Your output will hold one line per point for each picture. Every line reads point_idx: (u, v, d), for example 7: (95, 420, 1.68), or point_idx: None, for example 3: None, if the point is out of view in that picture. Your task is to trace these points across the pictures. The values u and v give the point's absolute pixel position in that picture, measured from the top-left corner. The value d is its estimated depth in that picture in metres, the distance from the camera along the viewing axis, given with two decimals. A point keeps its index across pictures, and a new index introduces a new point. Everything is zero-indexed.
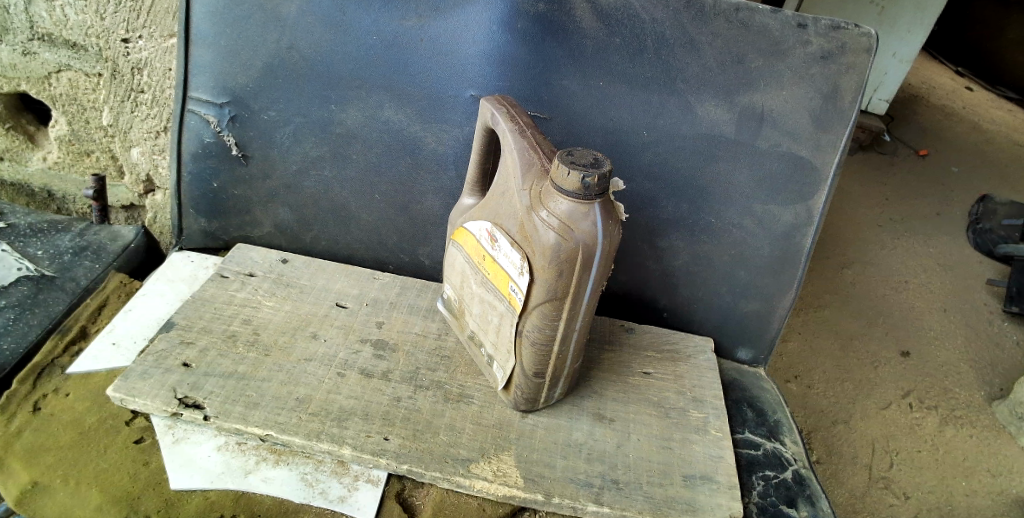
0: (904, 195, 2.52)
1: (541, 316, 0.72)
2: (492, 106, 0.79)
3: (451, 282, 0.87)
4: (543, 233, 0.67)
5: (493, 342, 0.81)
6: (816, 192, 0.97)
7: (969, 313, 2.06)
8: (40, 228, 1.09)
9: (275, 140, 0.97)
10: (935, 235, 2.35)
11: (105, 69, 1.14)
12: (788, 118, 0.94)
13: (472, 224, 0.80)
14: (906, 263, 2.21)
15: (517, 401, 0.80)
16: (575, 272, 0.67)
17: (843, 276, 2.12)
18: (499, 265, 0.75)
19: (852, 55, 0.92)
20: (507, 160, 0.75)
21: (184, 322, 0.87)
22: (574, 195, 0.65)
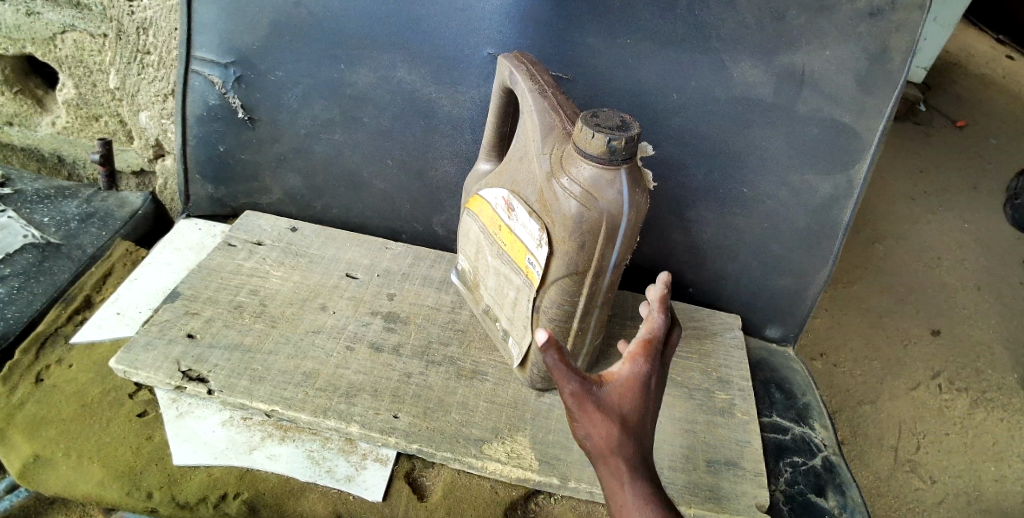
0: (940, 167, 2.41)
1: (560, 292, 0.67)
2: (510, 63, 0.73)
3: (465, 253, 0.83)
4: (563, 202, 0.62)
5: (508, 317, 0.76)
6: (858, 161, 0.90)
7: (1006, 292, 1.97)
8: (48, 193, 1.07)
9: (283, 102, 0.93)
10: (972, 209, 2.25)
11: (110, 29, 1.11)
12: (830, 79, 0.87)
13: (487, 191, 0.75)
14: (941, 239, 2.12)
15: (533, 380, 0.76)
16: (598, 244, 0.63)
17: (875, 251, 2.04)
18: (515, 236, 0.71)
19: (904, 12, 0.84)
20: (526, 122, 0.69)
21: (189, 292, 0.84)
22: (599, 160, 0.60)
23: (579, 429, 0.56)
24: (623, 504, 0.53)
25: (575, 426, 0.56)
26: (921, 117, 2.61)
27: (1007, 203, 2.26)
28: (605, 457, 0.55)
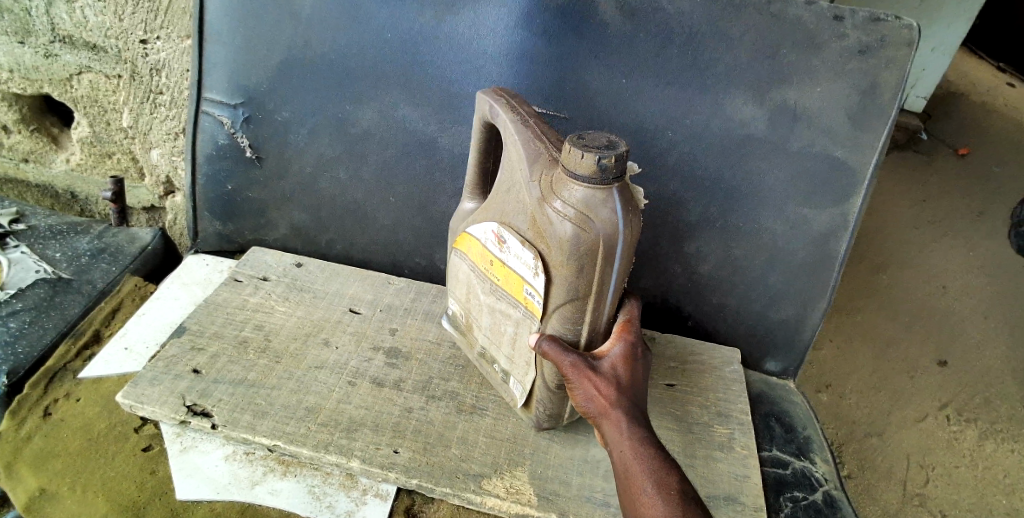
0: (945, 196, 2.41)
1: (562, 319, 0.68)
2: (488, 97, 0.75)
3: (456, 296, 0.83)
4: (558, 226, 0.64)
5: (507, 356, 0.77)
6: (853, 194, 0.92)
7: (1014, 317, 1.95)
8: (60, 230, 1.12)
9: (290, 141, 0.95)
10: (978, 237, 2.24)
11: (124, 71, 1.15)
12: (822, 115, 0.90)
13: (476, 228, 0.76)
14: (947, 267, 2.11)
15: (539, 419, 0.76)
16: (597, 265, 0.64)
17: (880, 280, 2.04)
18: (510, 268, 0.72)
19: (893, 49, 0.87)
20: (510, 153, 0.71)
21: (195, 328, 0.86)
22: (590, 180, 0.61)
23: (576, 393, 0.67)
24: (621, 446, 0.63)
25: (573, 390, 0.67)
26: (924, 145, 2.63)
27: (1011, 229, 2.23)
28: (600, 412, 0.66)
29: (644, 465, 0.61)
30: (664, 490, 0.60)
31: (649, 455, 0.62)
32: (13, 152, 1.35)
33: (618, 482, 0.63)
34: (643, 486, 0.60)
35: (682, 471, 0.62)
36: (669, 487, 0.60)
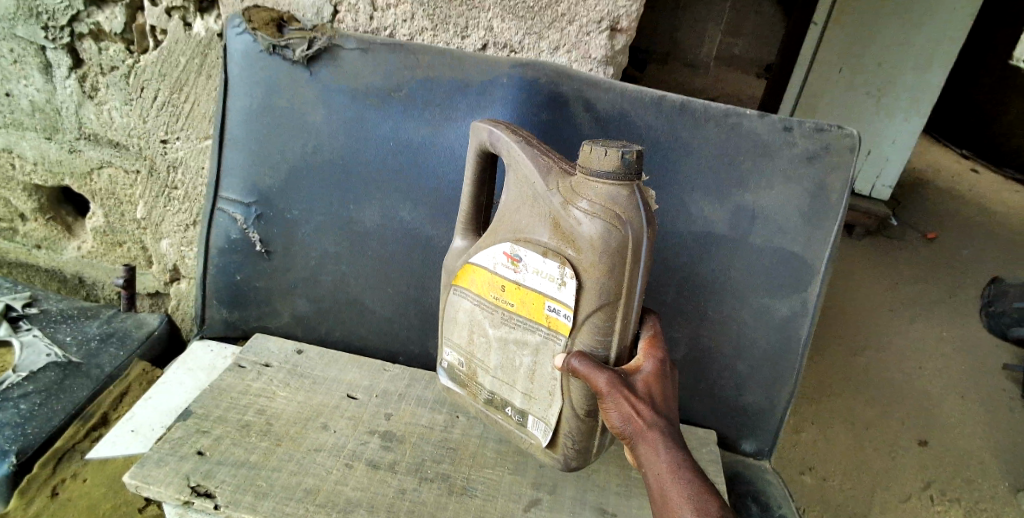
0: (917, 281, 2.51)
1: (593, 329, 0.75)
2: (485, 127, 0.83)
3: (454, 345, 0.89)
4: (588, 226, 0.71)
5: (525, 390, 0.82)
6: (810, 283, 1.02)
7: (987, 397, 2.04)
8: (71, 314, 1.18)
9: (296, 237, 1.04)
10: (949, 319, 2.34)
11: (143, 167, 1.24)
12: (780, 216, 1.00)
13: (484, 257, 0.83)
14: (921, 350, 2.19)
15: (567, 458, 0.82)
16: (626, 264, 0.72)
17: (856, 362, 2.11)
18: (530, 286, 0.79)
19: (837, 155, 0.99)
20: (518, 172, 0.79)
21: (201, 411, 0.91)
22: (616, 176, 0.71)
23: (612, 413, 0.72)
24: (660, 469, 0.68)
25: (610, 410, 0.72)
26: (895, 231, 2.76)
27: (981, 308, 2.37)
28: (637, 433, 0.71)
29: (683, 488, 0.66)
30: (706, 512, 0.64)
31: (687, 476, 0.67)
32: (28, 238, 1.43)
33: (656, 502, 0.67)
34: (685, 506, 0.65)
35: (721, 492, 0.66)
36: (711, 511, 0.64)
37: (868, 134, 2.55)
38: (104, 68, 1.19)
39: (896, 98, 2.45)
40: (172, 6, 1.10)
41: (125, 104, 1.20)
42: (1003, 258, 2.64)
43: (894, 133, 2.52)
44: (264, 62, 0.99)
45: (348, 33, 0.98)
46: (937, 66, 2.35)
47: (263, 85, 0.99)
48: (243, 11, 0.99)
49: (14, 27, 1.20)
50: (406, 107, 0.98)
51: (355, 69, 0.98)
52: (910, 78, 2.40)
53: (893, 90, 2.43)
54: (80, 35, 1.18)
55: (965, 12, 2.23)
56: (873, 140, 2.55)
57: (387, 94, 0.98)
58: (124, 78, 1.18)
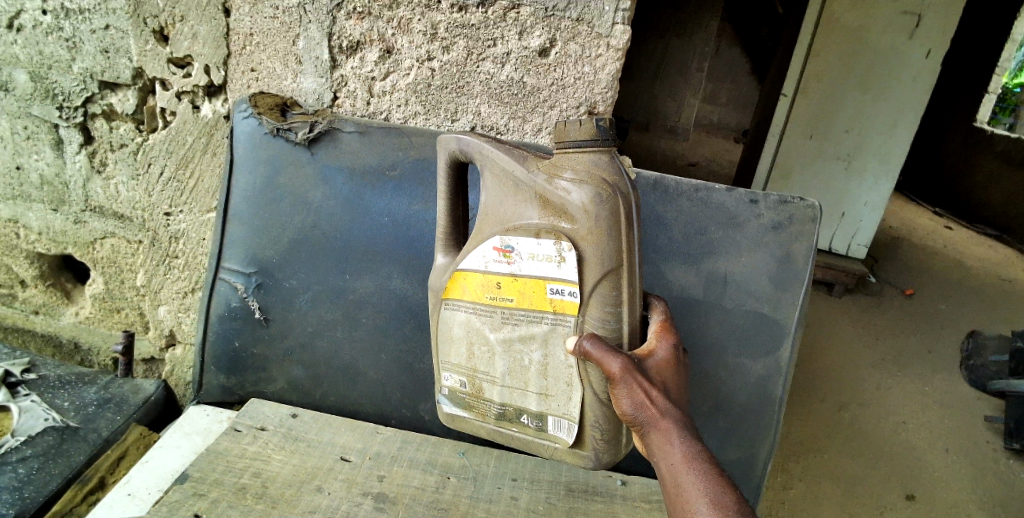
0: (896, 334, 2.56)
1: (601, 302, 0.79)
2: (452, 136, 0.89)
3: (453, 366, 0.90)
4: (578, 195, 0.78)
5: (540, 385, 0.85)
6: (781, 344, 1.07)
7: (971, 448, 2.00)
8: (69, 379, 1.22)
9: (294, 305, 1.10)
10: (929, 371, 2.34)
11: (146, 237, 1.31)
12: (749, 281, 1.07)
13: (473, 260, 0.85)
14: (907, 401, 2.16)
15: (597, 448, 0.84)
16: (621, 225, 0.78)
17: (841, 418, 2.04)
18: (528, 273, 0.82)
19: (800, 224, 1.07)
20: (495, 168, 0.84)
21: (197, 475, 0.94)
22: (594, 142, 0.78)
23: (625, 400, 0.76)
24: (672, 458, 0.73)
25: (624, 397, 0.76)
26: (873, 287, 2.87)
27: (960, 362, 2.39)
28: (649, 421, 0.75)
29: (697, 477, 0.71)
30: (720, 502, 0.69)
31: (700, 467, 0.71)
32: (27, 304, 1.47)
33: (669, 489, 0.72)
34: (700, 498, 0.70)
35: (731, 481, 0.71)
36: (724, 500, 0.69)
37: (839, 195, 2.67)
38: (113, 145, 1.27)
39: (865, 161, 2.59)
40: (182, 91, 1.19)
41: (132, 178, 1.27)
42: (974, 316, 2.73)
43: (866, 194, 2.65)
44: (268, 144, 1.08)
45: (346, 117, 1.08)
46: (902, 131, 2.49)
47: (267, 164, 1.08)
48: (249, 97, 1.10)
49: (29, 108, 1.28)
50: (400, 185, 1.06)
51: (353, 151, 1.07)
52: (878, 142, 2.53)
53: (862, 154, 2.57)
54: (93, 115, 1.26)
55: (924, 82, 2.39)
56: (845, 201, 2.67)
57: (382, 173, 1.06)
58: (133, 154, 1.26)
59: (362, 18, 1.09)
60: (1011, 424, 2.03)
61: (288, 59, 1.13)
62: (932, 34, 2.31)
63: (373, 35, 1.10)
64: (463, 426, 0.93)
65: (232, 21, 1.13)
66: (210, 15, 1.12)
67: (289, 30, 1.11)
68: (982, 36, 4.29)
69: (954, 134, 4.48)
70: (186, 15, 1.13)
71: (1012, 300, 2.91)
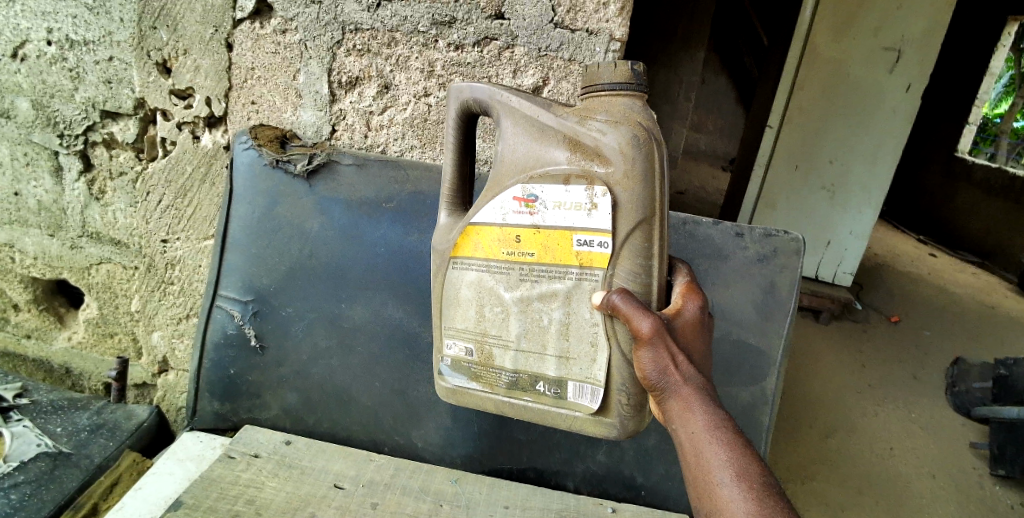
0: (880, 360, 2.60)
1: (633, 255, 0.80)
2: (467, 86, 0.88)
3: (459, 332, 0.90)
4: (613, 138, 0.78)
5: (561, 347, 0.85)
6: (768, 373, 1.09)
7: (958, 474, 2.02)
8: (62, 404, 1.22)
9: (290, 332, 1.11)
10: (913, 397, 2.38)
11: (142, 263, 1.32)
12: (736, 311, 1.09)
13: (490, 213, 0.85)
14: (892, 428, 2.18)
15: (621, 412, 0.84)
16: (656, 170, 0.78)
17: (829, 444, 2.05)
18: (552, 225, 0.82)
19: (785, 257, 1.10)
20: (519, 115, 0.84)
21: (191, 501, 0.93)
22: (630, 85, 0.80)
23: (649, 363, 0.76)
24: (693, 426, 0.73)
25: (648, 359, 0.76)
26: (857, 314, 2.93)
27: (948, 389, 2.44)
28: (672, 386, 0.76)
29: (718, 448, 0.71)
30: (743, 471, 0.69)
31: (723, 435, 0.72)
32: (19, 328, 1.48)
33: (687, 457, 0.72)
34: (720, 466, 0.70)
35: (754, 450, 0.71)
36: (746, 468, 0.69)
37: (824, 224, 2.73)
38: (113, 173, 1.29)
39: (850, 192, 2.65)
40: (183, 121, 1.21)
41: (130, 205, 1.29)
42: (956, 342, 2.78)
43: (850, 223, 2.71)
44: (268, 175, 1.11)
45: (344, 150, 1.12)
46: (886, 161, 2.56)
47: (266, 195, 1.11)
48: (249, 129, 1.13)
49: (30, 135, 1.30)
50: (396, 216, 1.09)
51: (350, 183, 1.10)
52: (862, 173, 2.60)
53: (846, 185, 2.64)
54: (93, 143, 1.28)
55: (905, 114, 2.46)
56: (830, 229, 2.73)
57: (379, 205, 1.09)
58: (132, 182, 1.28)
59: (361, 55, 1.13)
60: (996, 449, 2.05)
61: (288, 93, 1.16)
62: (912, 68, 2.38)
63: (372, 71, 1.13)
64: (467, 401, 0.93)
65: (234, 56, 1.16)
66: (213, 49, 1.16)
67: (290, 65, 1.15)
68: (960, 70, 4.42)
69: (935, 164, 4.60)
70: (189, 49, 1.17)
71: (994, 328, 2.96)
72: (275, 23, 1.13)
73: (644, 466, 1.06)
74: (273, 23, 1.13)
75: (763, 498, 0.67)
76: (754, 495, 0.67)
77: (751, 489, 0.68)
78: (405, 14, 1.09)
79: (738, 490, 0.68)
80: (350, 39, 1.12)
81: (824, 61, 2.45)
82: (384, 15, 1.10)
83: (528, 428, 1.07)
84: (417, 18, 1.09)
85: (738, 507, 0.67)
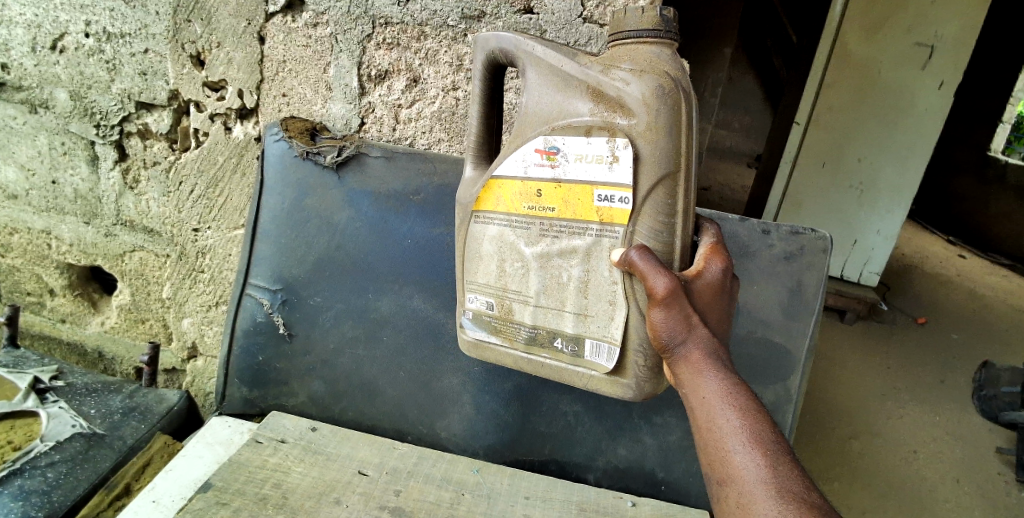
0: (906, 362, 2.56)
1: (654, 211, 0.79)
2: (492, 35, 0.88)
3: (481, 287, 0.92)
4: (636, 87, 0.77)
5: (580, 304, 0.85)
6: (792, 373, 1.08)
7: (985, 480, 1.97)
8: (95, 388, 1.26)
9: (318, 322, 1.13)
10: (939, 401, 2.34)
11: (173, 251, 1.35)
12: (761, 309, 1.09)
13: (512, 166, 0.86)
14: (917, 432, 2.15)
15: (637, 372, 0.84)
16: (682, 121, 0.77)
17: (851, 446, 2.03)
18: (573, 178, 0.82)
19: (812, 255, 1.09)
20: (545, 65, 0.83)
21: (220, 484, 0.95)
22: (656, 32, 0.78)
23: (663, 324, 0.75)
24: (705, 392, 0.72)
25: (662, 320, 0.75)
26: (883, 315, 2.89)
27: (975, 394, 2.39)
28: (685, 350, 0.75)
29: (729, 415, 0.70)
30: (758, 438, 0.69)
31: (738, 401, 0.71)
32: (54, 312, 1.52)
33: (699, 422, 0.72)
34: (733, 432, 0.69)
35: (769, 416, 0.71)
36: (761, 435, 0.69)
37: (851, 223, 2.70)
38: (147, 163, 1.32)
39: (878, 191, 2.62)
40: (215, 113, 1.24)
41: (162, 195, 1.33)
42: (985, 346, 2.73)
43: (879, 222, 2.67)
44: (298, 166, 1.13)
45: (373, 143, 1.13)
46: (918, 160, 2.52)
47: (296, 187, 1.13)
48: (280, 122, 1.15)
49: (68, 124, 1.33)
50: (422, 209, 1.10)
51: (378, 176, 1.12)
52: (890, 172, 2.56)
53: (875, 184, 2.61)
54: (128, 133, 1.31)
55: (937, 113, 2.41)
56: (857, 228, 2.70)
57: (407, 197, 1.11)
58: (165, 172, 1.31)
59: (390, 49, 1.14)
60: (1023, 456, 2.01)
61: (318, 86, 1.18)
62: (944, 67, 2.33)
63: (401, 65, 1.15)
64: (487, 356, 0.95)
65: (266, 48, 1.18)
66: (246, 42, 1.18)
67: (322, 58, 1.16)
68: (995, 68, 4.31)
69: (966, 165, 4.51)
70: (223, 42, 1.19)
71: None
72: (307, 16, 1.15)
73: (665, 461, 1.06)
74: (305, 16, 1.15)
75: (778, 465, 0.67)
76: (767, 461, 0.67)
77: (765, 456, 0.67)
78: (435, 8, 1.10)
79: (752, 457, 0.68)
80: (380, 32, 1.13)
81: (854, 57, 2.41)
82: (414, 10, 1.11)
83: (550, 420, 1.08)
84: (446, 12, 1.10)
85: (752, 474, 0.67)
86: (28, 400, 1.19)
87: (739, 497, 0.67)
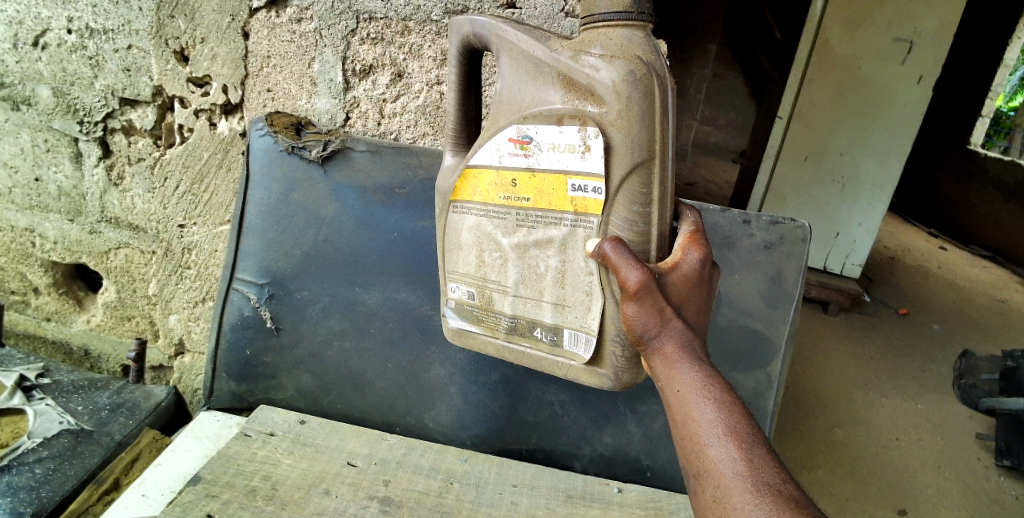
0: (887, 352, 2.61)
1: (629, 202, 0.80)
2: (465, 19, 0.89)
3: (462, 277, 0.94)
4: (605, 73, 0.77)
5: (558, 293, 0.87)
6: (773, 361, 1.10)
7: (964, 466, 2.02)
8: (82, 384, 1.26)
9: (305, 316, 1.14)
10: (920, 389, 2.39)
11: (159, 247, 1.35)
12: (741, 298, 1.11)
13: (487, 156, 0.88)
14: (897, 420, 2.19)
15: (615, 363, 0.86)
16: (654, 106, 0.77)
17: (833, 434, 2.07)
18: (547, 167, 0.84)
19: (790, 244, 1.11)
20: (517, 49, 0.84)
21: (209, 477, 0.96)
22: (629, 14, 0.78)
23: (637, 318, 0.76)
24: (681, 386, 0.74)
25: (636, 313, 0.76)
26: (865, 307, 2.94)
27: (953, 382, 2.44)
28: (659, 342, 0.76)
29: (705, 409, 0.71)
30: (733, 431, 0.70)
31: (713, 394, 0.72)
32: (39, 311, 1.52)
33: (674, 415, 0.73)
34: (708, 426, 0.71)
35: (745, 408, 0.72)
36: (737, 428, 0.70)
37: (833, 216, 2.74)
38: (131, 159, 1.32)
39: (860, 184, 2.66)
40: (200, 108, 1.24)
41: (148, 191, 1.33)
42: (964, 335, 2.79)
43: (860, 216, 2.71)
44: (283, 161, 1.14)
45: (358, 138, 1.14)
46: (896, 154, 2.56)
47: (282, 181, 1.14)
48: (265, 116, 1.15)
49: (50, 122, 1.33)
50: (409, 202, 1.11)
51: (364, 169, 1.13)
52: (870, 166, 2.61)
53: (857, 177, 2.64)
54: (112, 129, 1.31)
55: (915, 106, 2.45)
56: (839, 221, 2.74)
57: (393, 191, 1.12)
58: (149, 168, 1.31)
59: (374, 44, 1.15)
60: (1000, 442, 2.06)
61: (303, 81, 1.19)
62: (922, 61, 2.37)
63: (385, 59, 1.16)
64: (471, 342, 0.98)
65: (251, 44, 1.18)
66: (230, 38, 1.18)
67: (306, 53, 1.17)
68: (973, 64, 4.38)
69: (947, 159, 4.58)
70: (206, 37, 1.19)
71: (1003, 322, 2.97)
72: (291, 11, 1.15)
73: (650, 448, 1.08)
74: (289, 11, 1.15)
75: (752, 458, 0.68)
76: (741, 454, 0.68)
77: (741, 449, 0.69)
78: (418, 3, 1.11)
79: (727, 450, 0.69)
80: (364, 27, 1.14)
81: (834, 57, 2.46)
82: (398, 4, 1.12)
83: (537, 410, 1.10)
84: (430, 7, 1.11)
85: (727, 467, 0.68)
86: (13, 398, 1.19)
87: (715, 491, 0.68)
